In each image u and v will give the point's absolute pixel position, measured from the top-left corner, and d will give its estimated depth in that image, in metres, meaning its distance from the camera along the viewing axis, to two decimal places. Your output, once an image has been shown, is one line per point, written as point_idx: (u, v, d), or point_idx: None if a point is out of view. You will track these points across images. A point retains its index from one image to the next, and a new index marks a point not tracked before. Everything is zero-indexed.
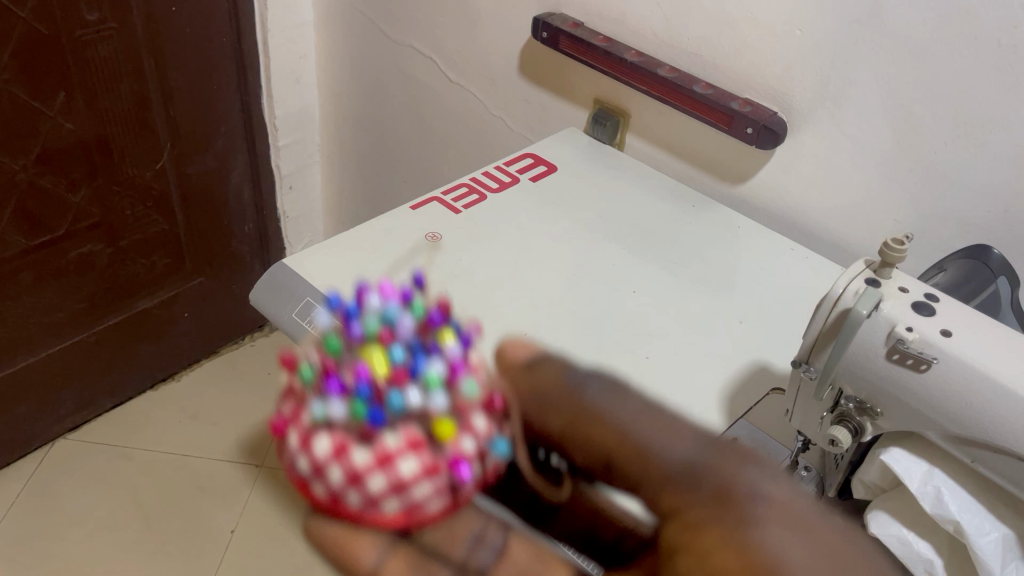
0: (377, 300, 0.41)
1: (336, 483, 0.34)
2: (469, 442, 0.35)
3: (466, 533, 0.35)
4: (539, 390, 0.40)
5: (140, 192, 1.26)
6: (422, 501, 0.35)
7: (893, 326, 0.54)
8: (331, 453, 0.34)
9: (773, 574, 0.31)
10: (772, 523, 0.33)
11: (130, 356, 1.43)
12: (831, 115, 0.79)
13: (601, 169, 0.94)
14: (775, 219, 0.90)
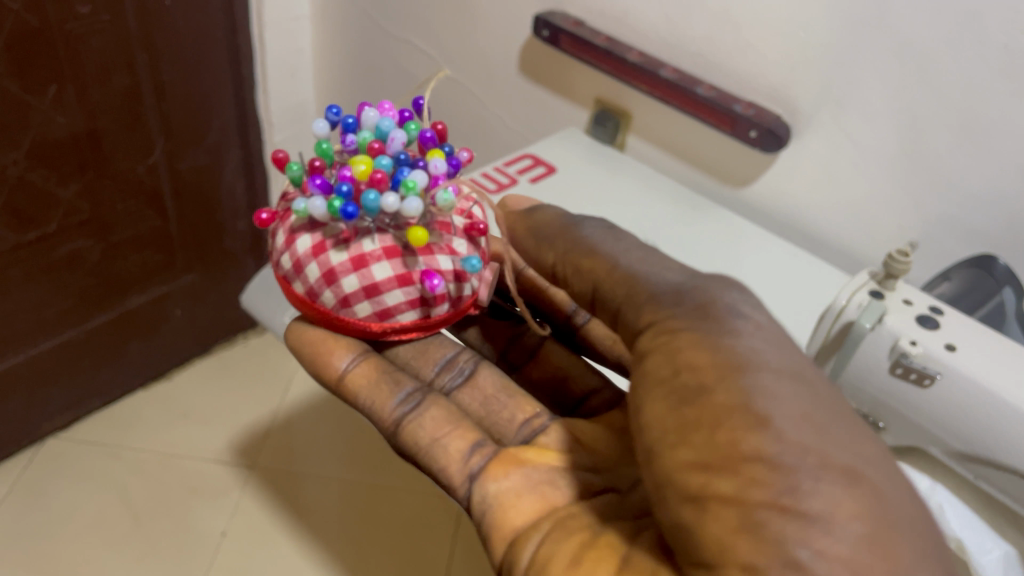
0: (375, 116, 0.62)
1: (314, 278, 0.60)
2: (439, 262, 0.61)
3: (437, 359, 0.67)
4: (540, 232, 0.62)
5: (132, 187, 1.24)
6: (388, 302, 0.60)
7: (897, 340, 0.56)
8: (313, 249, 0.59)
9: (735, 368, 0.45)
10: (748, 335, 0.47)
11: (121, 354, 1.41)
12: (835, 118, 0.78)
13: (602, 171, 0.93)
14: (777, 223, 0.89)
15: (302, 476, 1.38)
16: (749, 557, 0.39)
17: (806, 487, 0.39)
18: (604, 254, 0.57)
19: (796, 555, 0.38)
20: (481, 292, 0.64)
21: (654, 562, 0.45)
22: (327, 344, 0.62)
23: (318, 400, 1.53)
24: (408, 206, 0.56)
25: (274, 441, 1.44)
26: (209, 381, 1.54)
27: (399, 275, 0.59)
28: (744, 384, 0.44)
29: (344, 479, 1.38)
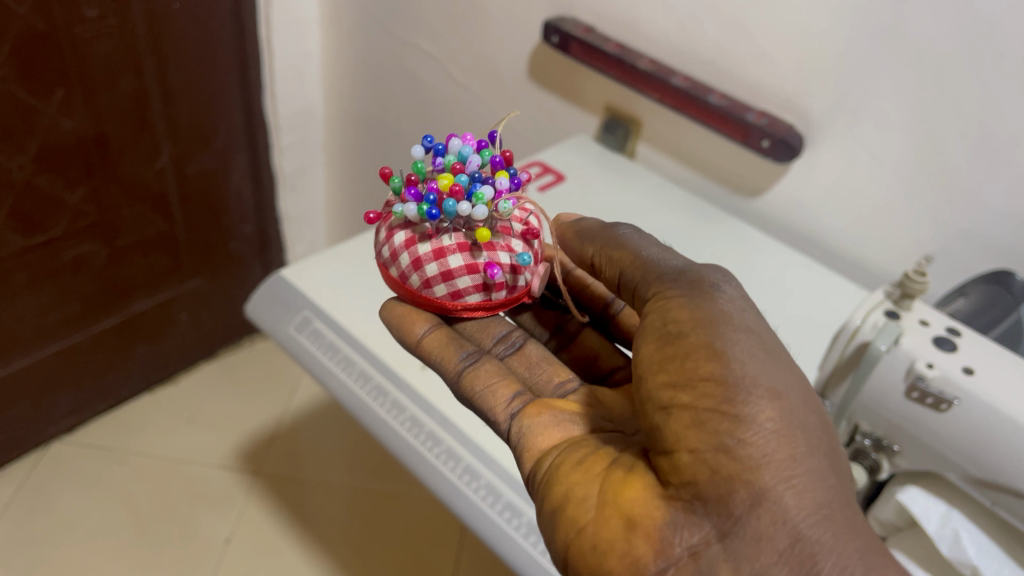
0: (459, 141, 0.61)
1: (402, 265, 0.60)
2: (505, 257, 0.59)
3: (495, 333, 0.65)
4: (579, 231, 0.61)
5: (138, 191, 1.24)
6: (463, 290, 0.59)
7: (913, 362, 0.55)
8: (403, 242, 0.60)
9: (712, 320, 0.47)
10: (727, 305, 0.49)
11: (126, 358, 1.41)
12: (850, 129, 0.76)
13: (612, 181, 0.92)
14: (789, 232, 0.87)
15: (310, 483, 1.38)
16: (693, 447, 0.43)
17: (743, 397, 0.43)
18: (632, 245, 0.56)
19: (724, 444, 0.42)
20: (534, 285, 0.61)
21: (636, 458, 0.49)
22: (408, 312, 0.63)
23: (324, 405, 1.52)
24: (479, 211, 0.55)
25: (279, 446, 1.44)
26: (215, 387, 1.54)
27: (469, 264, 0.58)
28: (713, 324, 0.47)
29: (349, 486, 1.38)
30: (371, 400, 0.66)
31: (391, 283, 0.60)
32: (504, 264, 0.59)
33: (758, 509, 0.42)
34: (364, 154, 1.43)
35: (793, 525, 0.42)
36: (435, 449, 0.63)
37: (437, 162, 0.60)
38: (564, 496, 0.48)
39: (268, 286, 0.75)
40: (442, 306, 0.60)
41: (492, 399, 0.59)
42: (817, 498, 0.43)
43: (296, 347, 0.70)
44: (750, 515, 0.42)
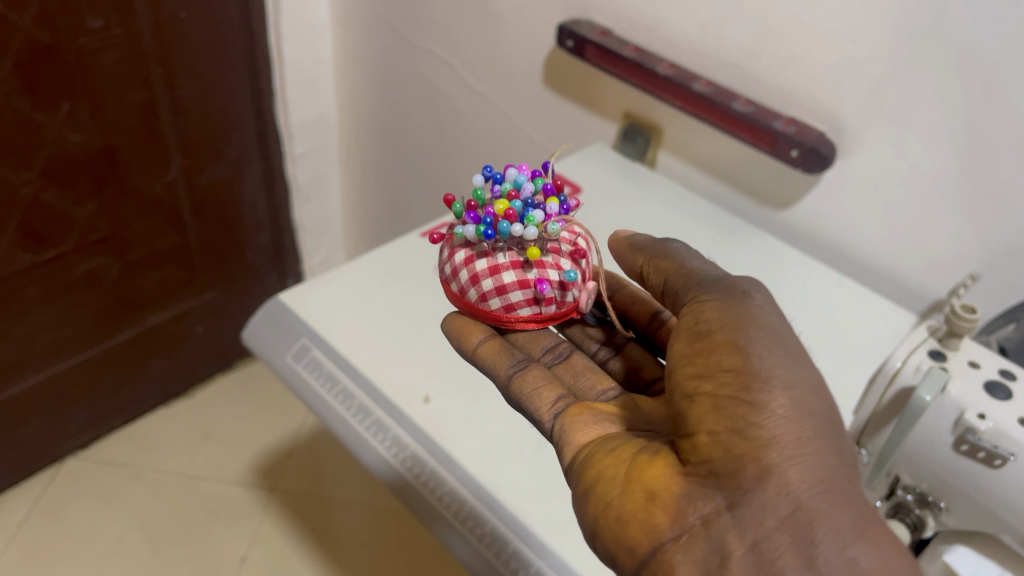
0: (515, 170, 0.63)
1: (461, 281, 0.61)
2: (554, 273, 0.59)
3: (545, 344, 0.63)
4: (630, 242, 0.60)
5: (148, 204, 1.21)
6: (516, 305, 0.59)
7: (962, 412, 0.50)
8: (463, 260, 0.61)
9: (740, 320, 0.47)
10: (760, 307, 0.49)
11: (141, 372, 1.38)
12: (889, 138, 0.71)
13: (631, 194, 0.88)
14: (822, 250, 0.82)
15: (331, 500, 1.34)
16: (711, 429, 0.44)
17: (759, 384, 0.44)
18: (678, 255, 0.56)
19: (738, 426, 0.43)
20: (583, 301, 0.61)
21: (665, 443, 0.49)
22: (467, 322, 0.63)
23: None
24: (528, 234, 0.57)
25: (297, 461, 1.41)
26: (231, 400, 1.51)
27: (522, 279, 0.58)
28: (741, 322, 0.47)
29: (370, 502, 1.34)
30: (371, 436, 0.62)
31: (452, 298, 0.62)
32: (553, 279, 0.59)
33: (765, 483, 0.42)
34: (380, 164, 1.39)
35: (795, 496, 0.42)
36: (438, 491, 0.58)
37: (495, 190, 0.62)
38: (595, 480, 0.48)
39: (266, 311, 0.71)
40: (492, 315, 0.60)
41: (535, 398, 0.57)
42: (820, 474, 0.42)
43: (295, 378, 0.66)
44: (756, 488, 0.42)
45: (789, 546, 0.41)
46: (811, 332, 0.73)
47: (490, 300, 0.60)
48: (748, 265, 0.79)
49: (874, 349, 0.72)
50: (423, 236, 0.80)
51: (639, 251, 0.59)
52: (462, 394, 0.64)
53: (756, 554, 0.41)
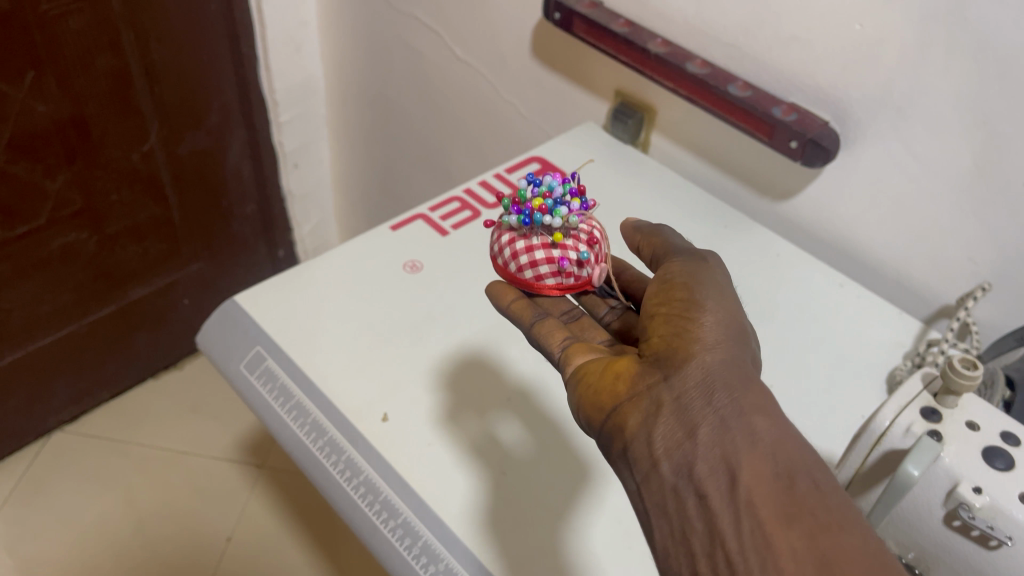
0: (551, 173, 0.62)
1: (502, 257, 0.60)
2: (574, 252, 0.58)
3: (563, 307, 0.59)
4: (637, 226, 0.61)
5: (125, 175, 1.16)
6: (543, 278, 0.58)
7: (956, 483, 0.44)
8: (506, 241, 0.60)
9: (693, 268, 0.55)
10: (716, 262, 0.56)
11: (127, 346, 1.35)
12: (894, 125, 0.64)
13: (620, 181, 0.82)
14: (825, 249, 0.76)
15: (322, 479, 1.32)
16: (660, 332, 0.51)
17: (697, 304, 0.52)
18: (664, 233, 0.59)
19: (679, 329, 0.50)
20: (595, 277, 0.58)
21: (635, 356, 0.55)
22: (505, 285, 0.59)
23: None
24: (555, 222, 0.57)
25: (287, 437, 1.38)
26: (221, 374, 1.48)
27: (547, 254, 0.57)
28: (696, 266, 0.54)
29: None
30: (324, 458, 0.58)
31: (497, 271, 0.61)
32: (573, 257, 0.58)
33: (692, 361, 0.48)
34: (369, 133, 1.33)
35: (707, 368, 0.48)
36: (391, 523, 0.55)
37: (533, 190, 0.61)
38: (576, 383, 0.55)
39: (220, 313, 0.67)
40: (512, 277, 0.59)
41: (537, 327, 0.56)
42: (735, 360, 0.49)
43: (248, 389, 0.62)
44: (685, 364, 0.48)
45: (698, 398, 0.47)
46: (810, 342, 0.67)
47: (516, 271, 0.59)
48: (740, 264, 0.73)
49: (877, 361, 0.66)
50: (393, 229, 0.75)
51: (635, 229, 0.61)
52: (423, 411, 0.60)
53: (678, 405, 0.48)
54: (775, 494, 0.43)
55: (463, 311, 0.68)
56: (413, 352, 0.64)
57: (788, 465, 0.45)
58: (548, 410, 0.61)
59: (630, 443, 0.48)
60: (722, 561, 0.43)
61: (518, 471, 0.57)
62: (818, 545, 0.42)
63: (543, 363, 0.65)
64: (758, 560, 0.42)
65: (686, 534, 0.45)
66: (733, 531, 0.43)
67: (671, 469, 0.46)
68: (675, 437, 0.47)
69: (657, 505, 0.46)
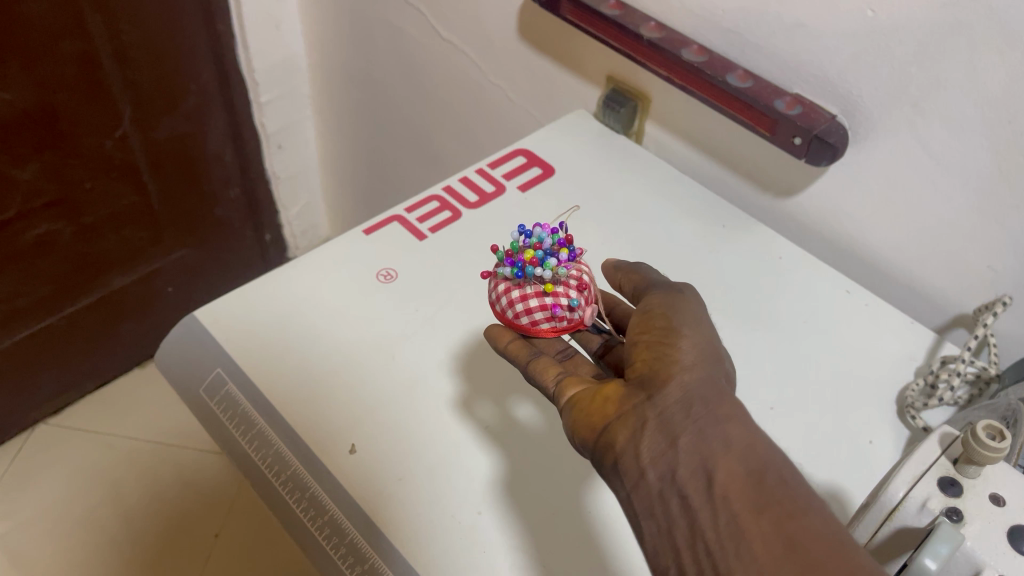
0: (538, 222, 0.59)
1: (497, 304, 0.58)
2: (566, 297, 0.55)
3: (557, 349, 0.58)
4: (619, 266, 0.60)
5: (99, 163, 1.10)
6: (537, 323, 0.56)
7: (979, 571, 0.40)
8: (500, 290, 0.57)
9: (668, 293, 0.54)
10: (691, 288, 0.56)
11: (110, 336, 1.31)
12: (908, 122, 0.58)
13: (612, 175, 0.77)
14: (831, 249, 0.70)
15: None
16: (642, 356, 0.50)
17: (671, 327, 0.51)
18: (644, 269, 0.58)
19: (659, 351, 0.49)
20: (588, 317, 0.56)
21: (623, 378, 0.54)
22: (501, 329, 0.58)
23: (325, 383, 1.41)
24: (546, 275, 0.55)
25: None
26: None
27: (539, 301, 0.55)
28: (673, 294, 0.54)
29: None
30: (285, 493, 0.54)
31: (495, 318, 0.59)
32: (565, 303, 0.55)
33: (672, 379, 0.47)
34: (355, 114, 1.27)
35: (683, 384, 0.47)
36: (355, 568, 0.51)
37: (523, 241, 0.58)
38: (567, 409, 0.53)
39: (178, 331, 0.62)
40: (507, 321, 0.57)
41: (531, 364, 0.55)
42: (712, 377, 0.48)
43: (209, 416, 0.58)
44: (664, 382, 0.47)
45: (675, 408, 0.46)
46: (814, 354, 0.62)
47: (509, 318, 0.57)
48: (740, 267, 0.68)
49: (887, 376, 0.61)
50: (366, 233, 0.70)
51: (615, 268, 0.59)
52: (392, 442, 0.55)
53: (660, 418, 0.46)
54: (747, 488, 0.42)
55: (439, 324, 0.63)
56: (385, 371, 0.59)
57: (759, 460, 0.43)
58: (529, 435, 0.57)
59: (619, 456, 0.47)
60: (701, 552, 0.42)
61: (498, 509, 0.52)
62: (791, 535, 0.40)
63: (525, 383, 0.60)
64: (732, 549, 0.41)
65: (669, 532, 0.43)
66: (708, 522, 0.42)
67: (656, 476, 0.45)
68: (658, 446, 0.45)
69: (644, 508, 0.45)
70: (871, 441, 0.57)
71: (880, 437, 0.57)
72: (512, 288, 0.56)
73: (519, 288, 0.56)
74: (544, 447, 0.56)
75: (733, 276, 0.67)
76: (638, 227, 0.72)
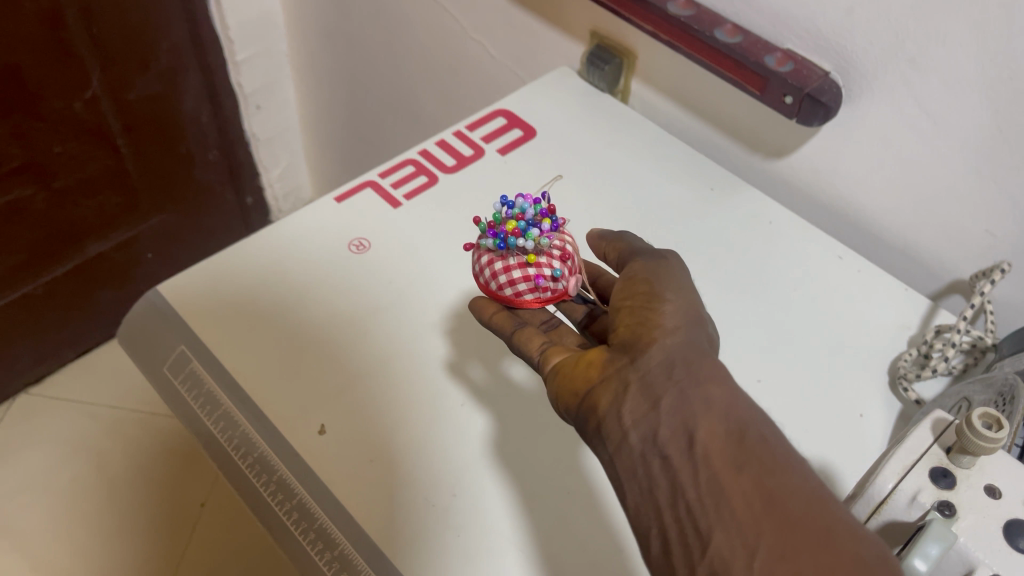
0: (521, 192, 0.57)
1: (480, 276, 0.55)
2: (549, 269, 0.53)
3: (542, 319, 0.55)
4: (604, 233, 0.57)
5: (69, 127, 1.06)
6: (520, 294, 0.54)
7: (972, 569, 0.38)
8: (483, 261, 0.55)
9: (652, 259, 0.52)
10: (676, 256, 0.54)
11: (90, 304, 1.28)
12: (905, 79, 0.55)
13: (596, 136, 0.73)
14: (823, 213, 0.67)
15: None
16: (625, 322, 0.48)
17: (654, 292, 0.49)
18: (629, 238, 0.56)
19: (642, 316, 0.48)
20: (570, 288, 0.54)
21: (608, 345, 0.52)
22: (485, 301, 0.55)
23: None
24: (528, 246, 0.53)
25: None
26: None
27: (521, 272, 0.53)
28: (657, 261, 0.52)
29: None
30: (252, 477, 0.52)
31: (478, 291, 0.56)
32: (548, 274, 0.53)
33: (655, 343, 0.46)
34: (335, 72, 1.22)
35: (665, 348, 0.45)
36: (327, 556, 0.49)
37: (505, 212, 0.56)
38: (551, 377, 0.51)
39: (140, 307, 0.60)
40: (490, 294, 0.55)
41: (516, 335, 0.53)
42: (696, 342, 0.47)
43: (173, 396, 0.56)
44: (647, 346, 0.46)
45: (657, 370, 0.45)
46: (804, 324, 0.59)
47: (492, 290, 0.55)
48: (728, 233, 0.65)
49: (880, 347, 0.58)
50: (338, 201, 0.67)
51: (600, 237, 0.57)
52: (362, 423, 0.53)
53: (643, 381, 0.45)
54: (727, 447, 0.41)
55: (414, 296, 0.60)
56: (357, 346, 0.57)
57: (739, 419, 0.42)
58: (507, 412, 0.54)
59: (603, 420, 0.45)
60: (683, 513, 0.40)
61: (474, 491, 0.50)
62: (769, 490, 0.39)
63: (503, 357, 0.58)
64: (713, 506, 0.39)
65: (651, 493, 0.42)
66: (689, 481, 0.40)
67: (638, 437, 0.43)
68: (641, 409, 0.44)
69: (627, 471, 0.43)
70: (863, 415, 0.55)
71: (872, 410, 0.55)
72: (494, 259, 0.54)
73: (501, 259, 0.54)
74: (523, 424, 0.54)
75: (721, 242, 0.65)
76: (623, 192, 0.69)
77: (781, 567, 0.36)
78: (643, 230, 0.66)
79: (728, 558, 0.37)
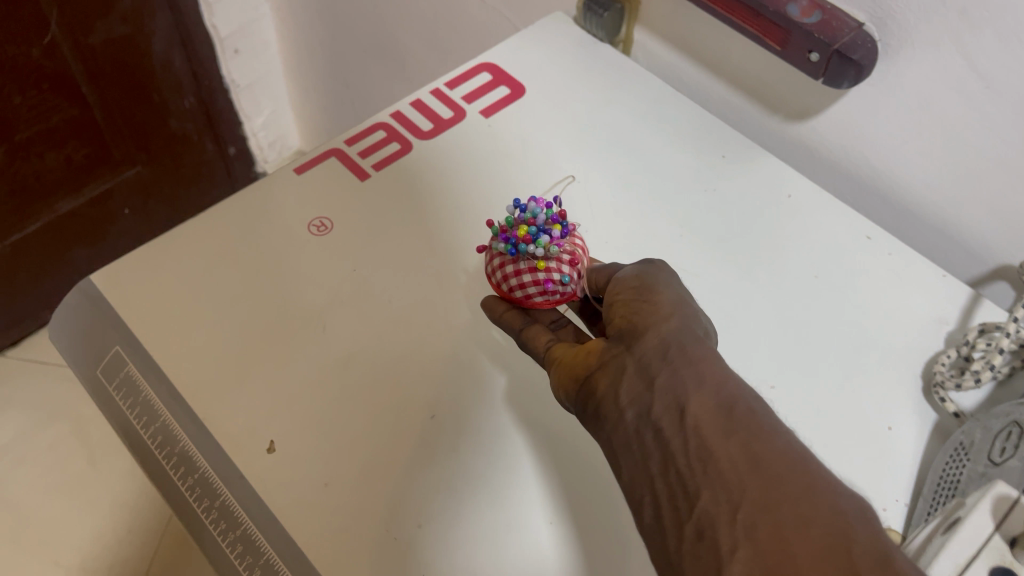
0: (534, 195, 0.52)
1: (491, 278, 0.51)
2: (560, 273, 0.48)
3: (550, 318, 0.50)
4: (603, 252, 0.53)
5: (26, 74, 0.97)
6: (530, 297, 0.49)
7: None
8: (493, 265, 0.50)
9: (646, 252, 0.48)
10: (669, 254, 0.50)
11: (64, 262, 1.21)
12: (952, 31, 0.46)
13: (594, 92, 0.65)
14: (847, 184, 0.60)
15: None
16: (618, 309, 0.44)
17: (646, 280, 0.45)
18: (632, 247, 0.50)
19: (635, 301, 0.44)
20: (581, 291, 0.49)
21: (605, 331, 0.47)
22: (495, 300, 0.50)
23: None
24: (539, 251, 0.48)
25: None
26: None
27: (531, 275, 0.48)
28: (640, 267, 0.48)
29: None
30: (192, 502, 0.46)
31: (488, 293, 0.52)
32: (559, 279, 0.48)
33: (651, 326, 0.41)
34: (316, 12, 1.12)
35: (660, 330, 0.41)
36: None
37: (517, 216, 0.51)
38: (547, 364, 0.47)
39: (72, 299, 0.53)
40: (499, 294, 0.51)
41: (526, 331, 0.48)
42: (694, 327, 0.42)
43: (104, 403, 0.50)
44: (642, 329, 0.41)
45: (653, 349, 0.40)
46: (823, 317, 0.52)
47: (501, 291, 0.50)
48: (739, 208, 0.58)
49: (911, 344, 0.51)
50: (298, 172, 0.60)
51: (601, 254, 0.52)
52: (317, 440, 0.47)
53: (639, 363, 0.40)
54: (718, 418, 0.36)
55: (381, 287, 0.54)
56: (316, 346, 0.50)
57: (731, 392, 0.37)
58: (485, 426, 0.48)
59: (599, 404, 0.41)
60: (674, 480, 0.35)
61: (441, 523, 0.44)
62: (758, 457, 0.34)
63: (480, 352, 0.51)
64: (701, 470, 0.35)
65: (643, 465, 0.37)
66: (679, 448, 0.36)
67: (634, 414, 0.39)
68: (635, 389, 0.39)
69: (622, 448, 0.39)
70: (891, 427, 0.48)
71: (900, 421, 0.48)
72: (504, 262, 0.49)
73: (511, 262, 0.49)
74: (500, 438, 0.48)
75: (731, 219, 0.57)
76: (622, 159, 0.61)
77: (763, 525, 0.32)
78: (643, 204, 0.58)
79: (713, 516, 0.33)
